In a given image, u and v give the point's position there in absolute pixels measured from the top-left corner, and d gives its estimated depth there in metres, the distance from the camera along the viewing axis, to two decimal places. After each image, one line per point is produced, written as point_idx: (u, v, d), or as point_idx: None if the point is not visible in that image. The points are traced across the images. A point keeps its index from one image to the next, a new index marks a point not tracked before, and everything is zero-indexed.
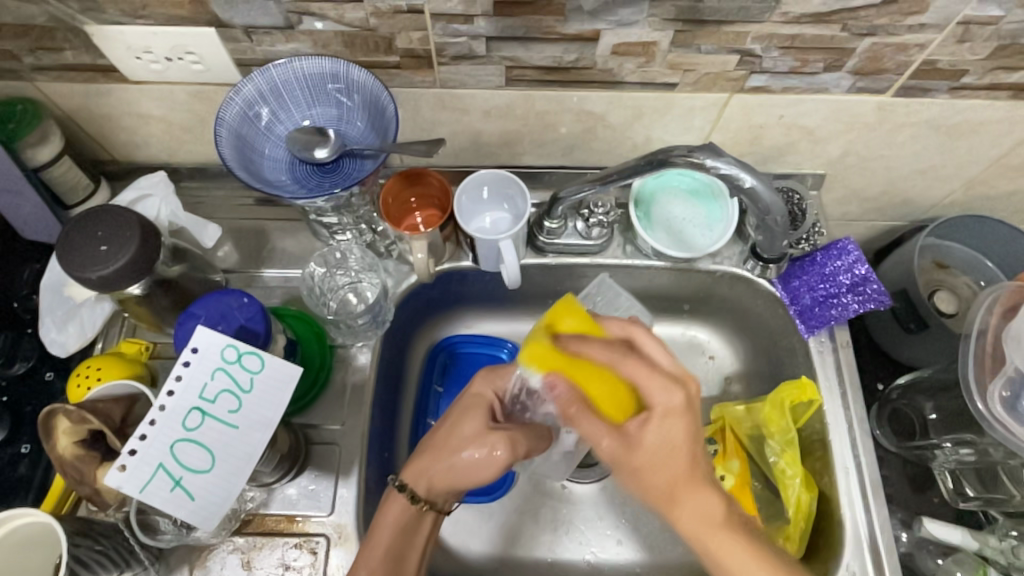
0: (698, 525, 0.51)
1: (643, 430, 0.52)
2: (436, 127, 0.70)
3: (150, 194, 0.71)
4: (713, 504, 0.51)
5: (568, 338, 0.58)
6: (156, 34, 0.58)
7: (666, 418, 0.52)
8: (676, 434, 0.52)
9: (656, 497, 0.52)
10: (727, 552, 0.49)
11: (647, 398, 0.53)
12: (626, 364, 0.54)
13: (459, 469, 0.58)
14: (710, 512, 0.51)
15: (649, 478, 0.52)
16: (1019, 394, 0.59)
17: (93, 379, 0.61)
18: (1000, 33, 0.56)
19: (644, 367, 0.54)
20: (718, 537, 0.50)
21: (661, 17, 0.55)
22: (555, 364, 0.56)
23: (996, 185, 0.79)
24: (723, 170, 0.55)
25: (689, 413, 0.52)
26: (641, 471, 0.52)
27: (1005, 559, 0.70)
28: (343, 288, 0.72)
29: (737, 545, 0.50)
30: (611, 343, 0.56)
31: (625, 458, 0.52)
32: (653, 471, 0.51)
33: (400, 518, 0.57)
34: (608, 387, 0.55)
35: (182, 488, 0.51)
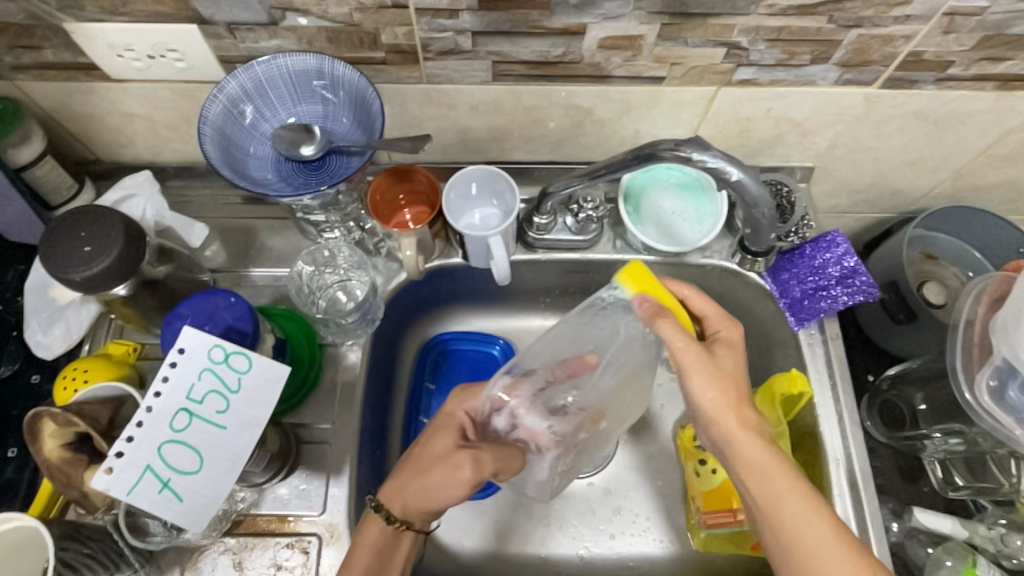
0: (753, 457, 0.56)
1: (714, 349, 0.60)
2: (424, 123, 0.69)
3: (135, 194, 0.70)
4: (754, 419, 0.58)
5: (675, 287, 0.64)
6: (136, 31, 0.57)
7: (729, 345, 0.61)
8: (694, 361, 0.59)
9: (720, 408, 0.58)
10: (774, 457, 0.55)
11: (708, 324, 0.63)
12: (694, 300, 0.64)
13: (429, 489, 0.57)
14: (746, 422, 0.57)
15: (710, 389, 0.59)
16: (1006, 383, 0.58)
17: (80, 381, 0.61)
18: (985, 24, 0.56)
19: (707, 303, 0.63)
20: (773, 460, 0.55)
21: (647, 10, 0.55)
22: (653, 287, 0.60)
23: (984, 176, 0.79)
24: (709, 164, 0.55)
25: (733, 342, 0.61)
26: (714, 380, 0.59)
27: (994, 548, 0.71)
28: (331, 287, 0.72)
29: (775, 466, 0.55)
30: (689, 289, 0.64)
31: (714, 378, 0.59)
32: (723, 376, 0.59)
33: (377, 539, 0.57)
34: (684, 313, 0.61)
35: (169, 490, 0.50)
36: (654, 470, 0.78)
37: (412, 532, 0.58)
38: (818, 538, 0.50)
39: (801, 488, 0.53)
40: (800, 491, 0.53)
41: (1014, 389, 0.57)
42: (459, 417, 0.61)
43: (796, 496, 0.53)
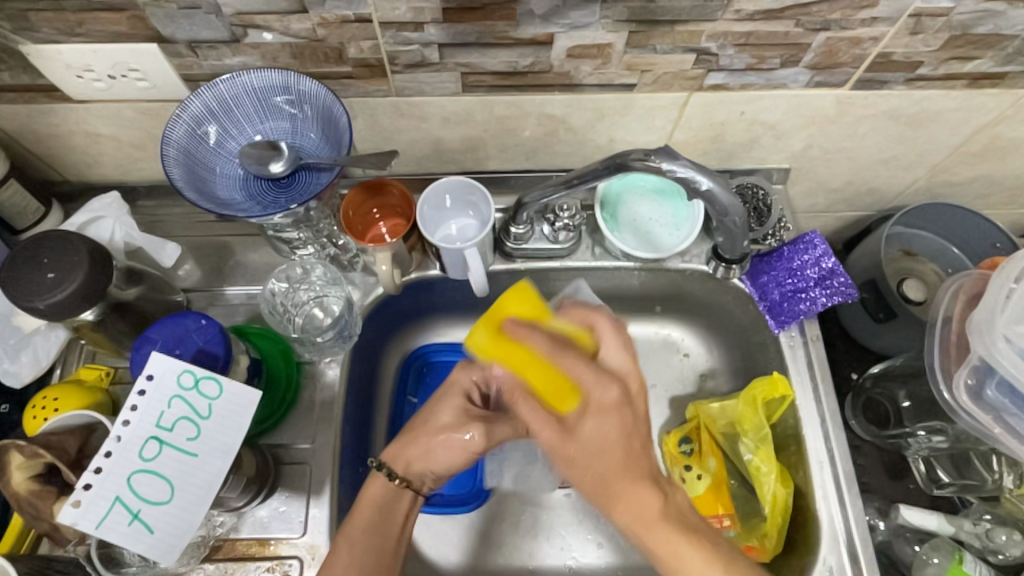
0: (635, 521, 0.50)
1: (582, 423, 0.51)
2: (396, 136, 0.69)
3: (102, 215, 0.68)
4: (653, 502, 0.50)
5: (512, 325, 0.56)
6: (95, 51, 0.56)
7: (601, 416, 0.50)
8: (612, 434, 0.50)
9: (594, 490, 0.51)
10: (665, 540, 0.49)
11: (583, 391, 0.51)
12: (562, 361, 0.52)
13: (434, 452, 0.60)
14: (646, 510, 0.50)
15: (581, 471, 0.51)
16: (984, 382, 0.58)
17: (50, 410, 0.59)
18: (951, 24, 0.56)
19: (581, 364, 0.51)
20: (654, 533, 0.49)
21: (613, 19, 0.54)
22: (495, 355, 0.56)
23: (959, 173, 0.79)
24: (679, 173, 0.55)
25: (626, 409, 0.50)
26: (574, 463, 0.51)
27: (980, 543, 0.71)
28: (307, 303, 0.70)
29: (671, 537, 0.49)
30: (548, 333, 0.55)
31: (569, 451, 0.51)
32: (591, 458, 0.50)
33: (379, 495, 0.59)
34: (551, 377, 0.53)
35: (140, 521, 0.49)
36: None
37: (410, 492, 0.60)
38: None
39: (692, 546, 0.49)
40: (705, 557, 0.48)
41: (992, 388, 0.58)
42: (464, 383, 0.62)
43: (643, 500, 0.50)
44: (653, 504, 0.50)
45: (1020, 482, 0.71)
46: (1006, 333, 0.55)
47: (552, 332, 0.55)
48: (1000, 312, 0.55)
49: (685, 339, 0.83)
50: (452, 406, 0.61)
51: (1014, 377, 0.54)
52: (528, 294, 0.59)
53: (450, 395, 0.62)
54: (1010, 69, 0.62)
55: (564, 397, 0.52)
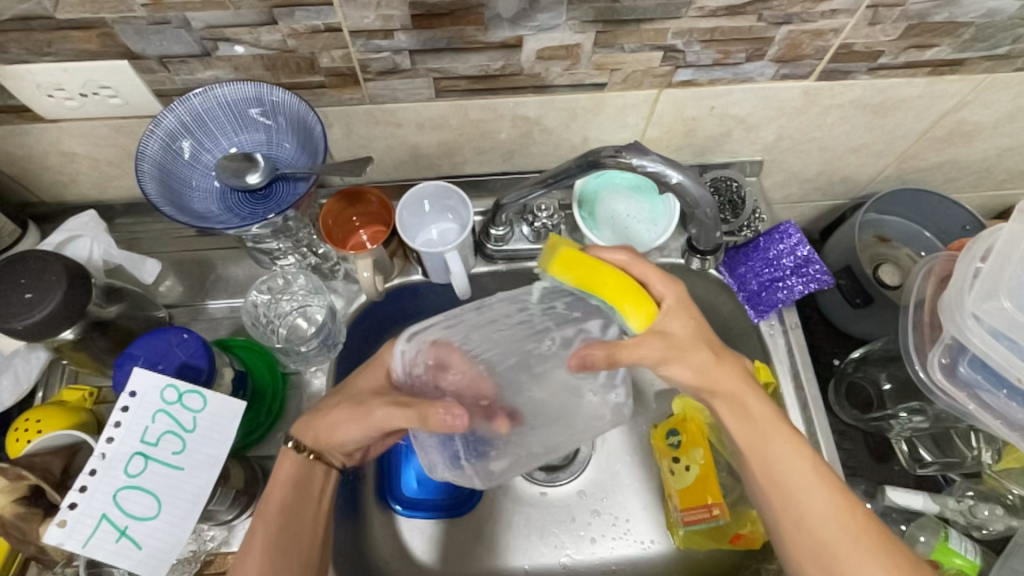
0: (732, 391, 0.54)
1: (671, 307, 0.55)
2: (372, 143, 0.69)
3: (79, 234, 0.68)
4: (734, 375, 0.54)
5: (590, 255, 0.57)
6: (65, 70, 0.55)
7: (676, 312, 0.55)
8: (656, 353, 0.52)
9: (724, 405, 0.54)
10: (762, 415, 0.54)
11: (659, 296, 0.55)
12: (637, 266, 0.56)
13: (336, 425, 0.57)
14: (732, 379, 0.54)
15: (680, 366, 0.53)
16: (957, 360, 0.60)
17: (33, 432, 0.57)
18: (908, 14, 0.58)
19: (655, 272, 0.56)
20: (751, 421, 0.53)
21: (580, 20, 0.55)
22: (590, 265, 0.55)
23: (926, 158, 0.81)
24: (649, 168, 0.56)
25: (699, 341, 0.54)
26: (674, 361, 0.53)
27: (964, 519, 0.73)
28: (290, 314, 0.70)
29: (770, 428, 0.53)
30: (628, 253, 0.57)
31: (681, 361, 0.53)
32: (687, 345, 0.53)
33: (293, 470, 0.57)
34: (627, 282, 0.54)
35: (128, 538, 0.49)
36: (631, 470, 0.78)
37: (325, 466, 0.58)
38: (810, 488, 0.51)
39: (791, 437, 0.53)
40: (798, 449, 0.52)
41: (965, 365, 0.59)
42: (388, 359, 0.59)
43: (780, 444, 0.52)
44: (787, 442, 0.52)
45: (997, 457, 0.72)
46: (975, 311, 0.56)
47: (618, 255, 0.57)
48: (968, 291, 0.57)
49: None
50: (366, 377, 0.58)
51: (985, 354, 0.56)
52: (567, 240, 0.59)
53: (367, 367, 0.59)
54: (968, 55, 0.63)
55: (639, 302, 0.53)
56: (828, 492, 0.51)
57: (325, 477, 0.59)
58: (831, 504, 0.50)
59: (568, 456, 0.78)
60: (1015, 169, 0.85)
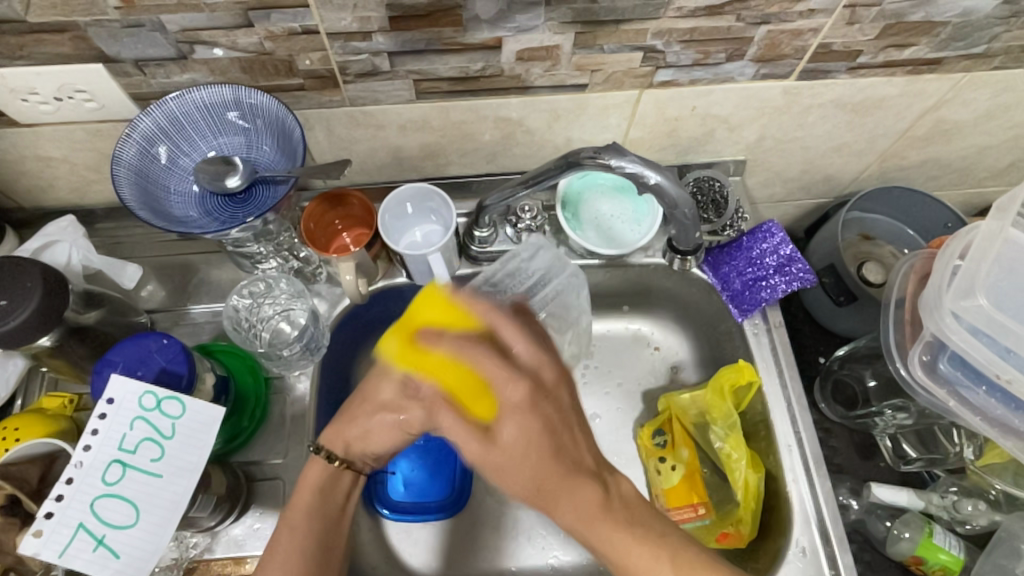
0: (576, 523, 0.49)
1: (512, 416, 0.48)
2: (354, 145, 0.69)
3: (57, 240, 0.67)
4: (591, 497, 0.49)
5: (427, 334, 0.54)
6: (39, 74, 0.55)
7: (512, 420, 0.48)
8: (518, 440, 0.48)
9: (530, 497, 0.49)
10: (609, 538, 0.48)
11: (497, 393, 0.49)
12: (477, 357, 0.50)
13: (371, 433, 0.60)
14: (586, 506, 0.49)
15: (508, 481, 0.49)
16: (937, 356, 0.60)
17: (10, 440, 0.56)
18: (885, 14, 0.58)
19: (493, 358, 0.50)
20: (610, 535, 0.48)
21: (558, 21, 0.55)
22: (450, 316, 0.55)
23: (908, 157, 0.82)
24: (629, 168, 0.56)
25: (540, 404, 0.49)
26: (500, 473, 0.49)
27: (948, 514, 0.73)
28: (272, 317, 0.69)
29: (622, 540, 0.48)
30: (468, 335, 0.52)
31: (500, 467, 0.49)
32: (513, 471, 0.49)
33: (320, 479, 0.58)
34: (468, 378, 0.51)
35: (105, 547, 0.48)
36: None
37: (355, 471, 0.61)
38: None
39: (644, 545, 0.48)
40: (652, 553, 0.48)
41: (944, 362, 0.60)
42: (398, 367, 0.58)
43: (621, 545, 0.48)
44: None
45: (979, 453, 0.73)
46: (953, 309, 0.56)
47: (461, 339, 0.52)
48: (945, 288, 0.57)
49: (656, 332, 0.83)
50: (388, 382, 0.58)
51: (964, 351, 0.56)
52: (438, 293, 0.56)
53: (386, 371, 0.58)
54: (946, 54, 0.64)
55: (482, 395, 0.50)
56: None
57: (351, 479, 0.61)
58: (670, 571, 0.47)
59: None
60: (995, 167, 0.86)
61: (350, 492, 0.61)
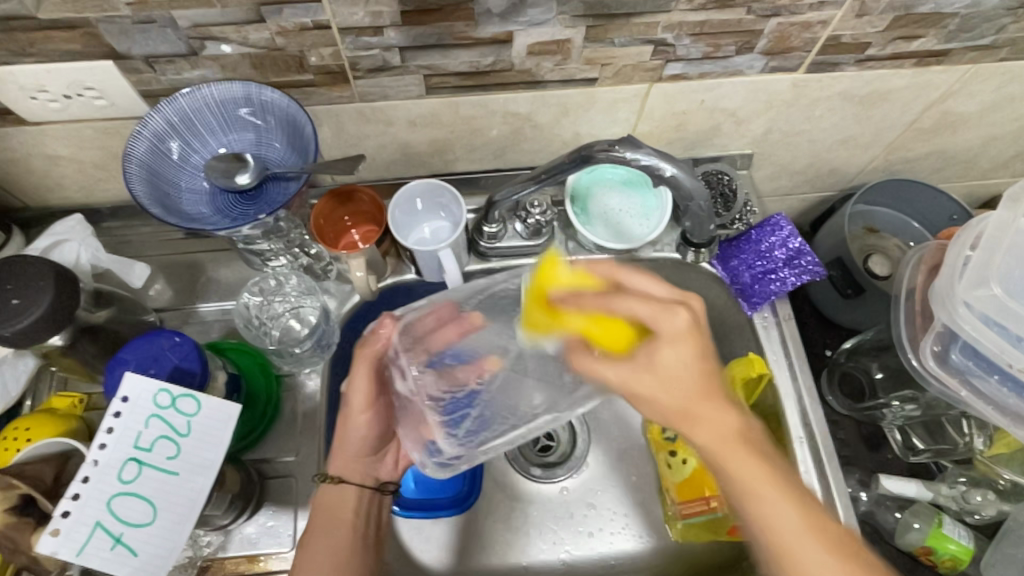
0: (713, 445, 0.46)
1: (663, 346, 0.45)
2: (363, 142, 0.69)
3: (66, 239, 0.66)
4: (728, 423, 0.46)
5: (563, 296, 0.48)
6: (48, 72, 0.55)
7: (674, 342, 0.45)
8: (692, 360, 0.45)
9: (669, 418, 0.46)
10: (746, 471, 0.45)
11: (651, 323, 0.45)
12: (617, 304, 0.45)
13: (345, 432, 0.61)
14: (724, 429, 0.45)
15: (663, 397, 0.45)
16: (949, 347, 0.60)
17: (22, 441, 0.56)
18: (894, 6, 0.58)
19: (641, 302, 0.45)
20: (739, 455, 0.45)
21: (570, 14, 0.55)
22: (550, 272, 0.49)
23: (913, 149, 0.82)
24: (644, 162, 0.57)
25: (701, 333, 0.45)
26: (652, 395, 0.46)
27: (956, 505, 0.74)
28: (283, 315, 0.70)
29: (755, 466, 0.45)
30: (602, 292, 0.47)
31: (636, 398, 0.47)
32: (673, 385, 0.45)
33: (327, 500, 0.60)
34: (612, 326, 0.46)
35: (123, 544, 0.48)
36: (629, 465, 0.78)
37: (354, 485, 0.61)
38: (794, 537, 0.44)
39: (774, 484, 0.44)
40: (783, 489, 0.44)
41: (956, 352, 0.60)
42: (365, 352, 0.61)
43: (749, 466, 0.45)
44: (785, 512, 0.44)
45: (988, 443, 0.73)
46: (966, 299, 0.57)
47: (583, 299, 0.47)
48: (958, 279, 0.57)
49: None
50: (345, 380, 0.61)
51: (977, 341, 0.56)
52: (558, 267, 0.49)
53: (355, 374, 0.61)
54: (953, 45, 0.64)
55: (618, 336, 0.45)
56: (802, 515, 0.44)
57: (357, 497, 0.61)
58: (799, 513, 0.44)
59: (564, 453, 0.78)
60: (999, 159, 0.86)
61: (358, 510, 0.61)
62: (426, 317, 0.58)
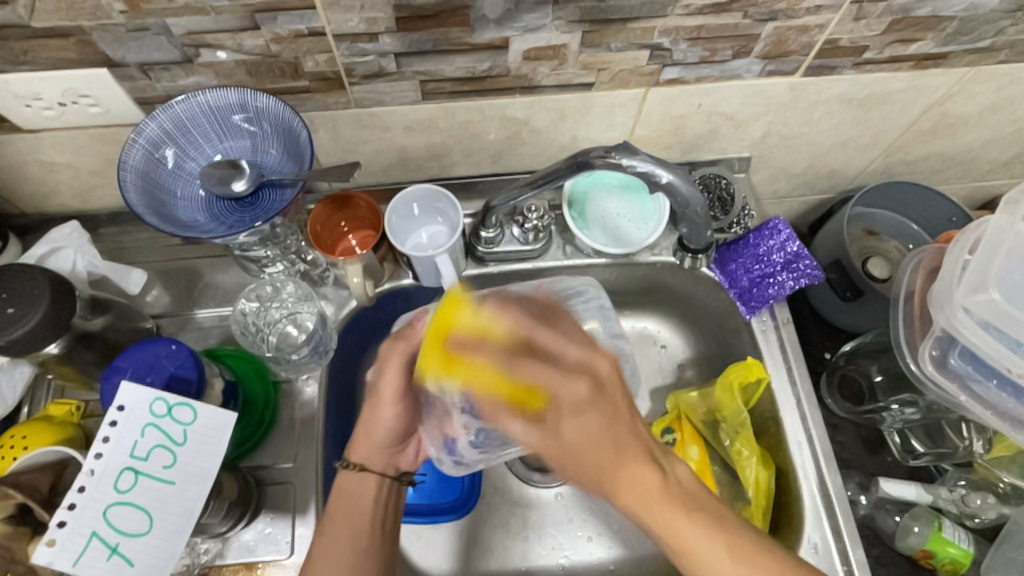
0: (641, 504, 0.47)
1: (563, 415, 0.48)
2: (359, 147, 0.68)
3: (62, 246, 0.66)
4: (650, 481, 0.47)
5: (461, 341, 0.52)
6: (43, 79, 0.54)
7: (579, 412, 0.47)
8: (585, 402, 0.47)
9: (591, 481, 0.48)
10: (677, 528, 0.46)
11: (552, 391, 0.48)
12: (518, 368, 0.49)
13: (372, 421, 0.60)
14: (648, 490, 0.46)
15: (574, 467, 0.48)
16: (947, 351, 0.60)
17: (19, 449, 0.56)
18: (892, 9, 0.58)
19: (547, 369, 0.49)
20: (670, 512, 0.46)
21: (566, 20, 0.55)
22: (446, 320, 0.52)
23: (912, 151, 0.82)
24: (640, 168, 0.57)
25: (600, 401, 0.47)
26: (563, 458, 0.48)
27: (957, 508, 0.73)
28: (280, 321, 0.69)
29: (666, 516, 0.46)
30: (504, 348, 0.51)
31: (553, 451, 0.49)
32: (581, 444, 0.47)
33: (347, 488, 0.59)
34: (520, 394, 0.49)
35: (119, 554, 0.48)
36: None
37: (375, 474, 0.60)
38: None
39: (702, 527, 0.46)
40: (709, 539, 0.45)
41: (955, 356, 0.60)
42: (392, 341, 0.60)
43: (685, 522, 0.46)
44: (718, 562, 0.45)
45: (987, 447, 0.74)
46: (965, 303, 0.57)
47: (496, 345, 0.51)
48: (956, 284, 0.57)
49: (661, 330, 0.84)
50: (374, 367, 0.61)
51: (976, 346, 0.56)
52: (461, 311, 0.52)
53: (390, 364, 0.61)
54: (951, 48, 0.64)
55: (529, 399, 0.48)
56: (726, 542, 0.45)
57: (378, 485, 0.60)
58: (735, 570, 0.44)
59: None
60: (998, 160, 0.86)
61: (375, 500, 0.60)
62: (443, 315, 0.59)
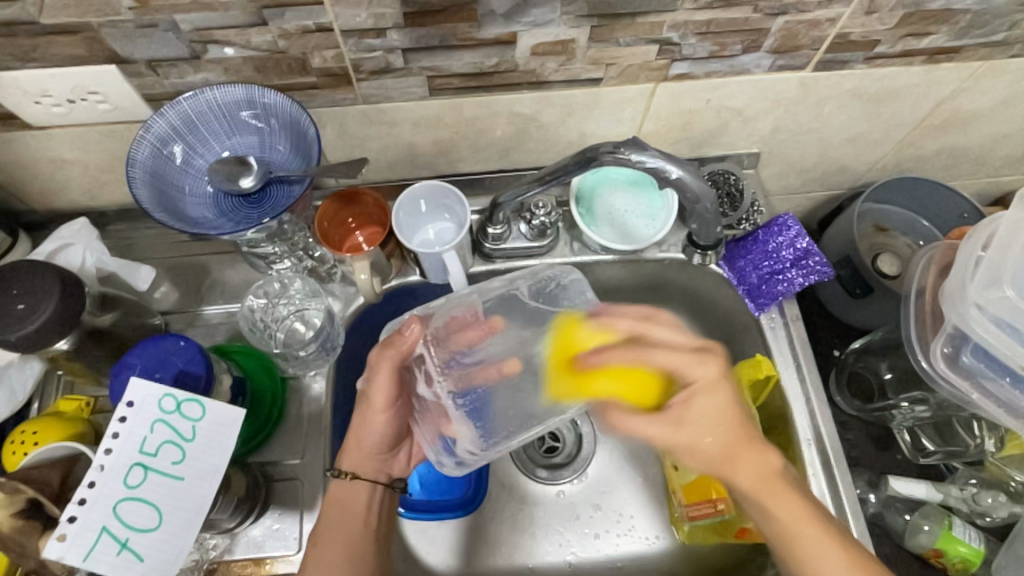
0: (755, 484, 0.51)
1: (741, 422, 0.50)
2: (367, 143, 0.68)
3: (71, 242, 0.66)
4: (773, 463, 0.52)
5: (591, 357, 0.52)
6: (52, 76, 0.54)
7: (703, 394, 0.49)
8: (715, 407, 0.49)
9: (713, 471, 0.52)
10: (788, 507, 0.51)
11: (680, 374, 0.50)
12: (653, 355, 0.50)
13: (362, 429, 0.59)
14: (766, 470, 0.51)
15: (694, 451, 0.50)
16: (960, 349, 0.59)
17: (29, 444, 0.56)
18: (904, 3, 0.57)
19: (668, 351, 0.50)
20: (787, 505, 0.51)
21: (574, 15, 0.55)
22: (573, 337, 0.54)
23: (923, 146, 0.81)
24: (648, 164, 0.56)
25: (726, 381, 0.50)
26: (688, 445, 0.50)
27: (968, 507, 0.73)
28: (287, 318, 0.69)
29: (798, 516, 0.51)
30: (625, 347, 0.51)
31: (678, 438, 0.49)
32: (708, 426, 0.49)
33: (338, 496, 0.59)
34: (643, 380, 0.50)
35: (129, 549, 0.48)
36: (634, 467, 0.78)
37: (366, 483, 0.60)
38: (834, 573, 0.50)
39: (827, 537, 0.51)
40: (821, 534, 0.51)
41: (967, 354, 0.59)
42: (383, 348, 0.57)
43: (791, 508, 0.51)
44: (806, 524, 0.51)
45: (999, 445, 0.73)
46: (978, 301, 0.56)
47: (615, 342, 0.52)
48: (969, 281, 0.57)
49: None
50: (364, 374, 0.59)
51: (989, 344, 0.56)
52: (579, 330, 0.54)
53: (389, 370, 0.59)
54: (964, 42, 0.63)
55: (647, 394, 0.50)
56: (821, 541, 0.51)
57: (368, 495, 0.60)
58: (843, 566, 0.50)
59: (569, 455, 0.78)
60: (1011, 156, 0.85)
61: (368, 507, 0.60)
62: (456, 319, 0.60)
